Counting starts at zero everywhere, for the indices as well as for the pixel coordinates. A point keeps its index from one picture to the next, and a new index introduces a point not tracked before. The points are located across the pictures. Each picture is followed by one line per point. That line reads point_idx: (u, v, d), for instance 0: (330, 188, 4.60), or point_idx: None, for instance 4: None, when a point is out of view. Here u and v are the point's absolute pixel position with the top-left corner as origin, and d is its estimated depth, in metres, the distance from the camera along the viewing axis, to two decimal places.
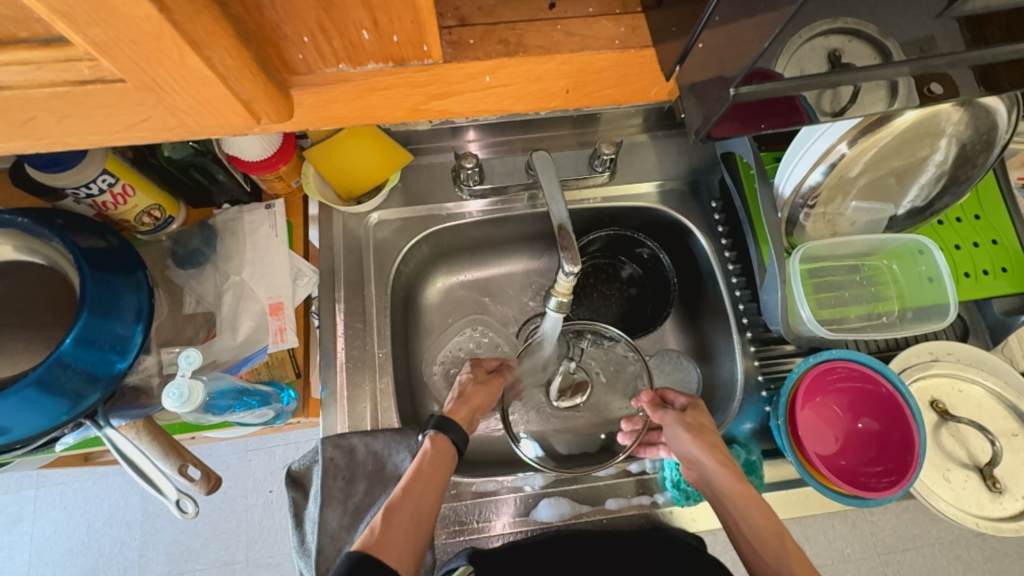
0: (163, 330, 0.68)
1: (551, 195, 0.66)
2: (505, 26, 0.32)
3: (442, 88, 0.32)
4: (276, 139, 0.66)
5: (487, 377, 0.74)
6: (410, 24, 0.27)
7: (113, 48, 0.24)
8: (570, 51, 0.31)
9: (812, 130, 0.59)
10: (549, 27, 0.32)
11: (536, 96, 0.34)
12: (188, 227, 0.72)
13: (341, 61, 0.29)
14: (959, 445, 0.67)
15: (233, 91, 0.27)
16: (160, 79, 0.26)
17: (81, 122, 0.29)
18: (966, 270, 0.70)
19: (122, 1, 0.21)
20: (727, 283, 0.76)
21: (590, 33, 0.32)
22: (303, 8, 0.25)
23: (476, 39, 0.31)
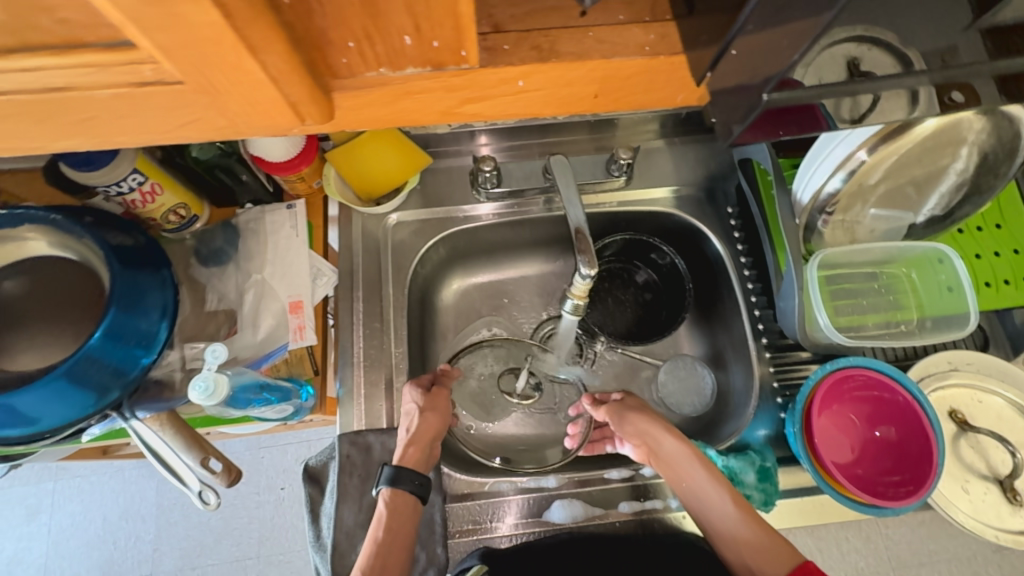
0: (187, 327, 0.70)
1: (568, 199, 0.67)
2: (539, 33, 0.32)
3: (476, 92, 0.33)
4: (299, 141, 0.67)
5: (432, 400, 0.67)
6: (450, 30, 0.28)
7: (177, 53, 0.25)
8: (601, 58, 0.32)
9: (831, 137, 0.59)
10: (581, 33, 0.32)
11: (564, 101, 0.35)
12: (212, 226, 0.74)
13: (382, 65, 0.30)
14: (978, 457, 0.66)
15: (282, 92, 0.29)
16: (216, 80, 0.28)
17: (136, 122, 0.31)
18: (987, 280, 0.69)
19: (191, 10, 0.23)
20: (742, 289, 0.76)
21: (620, 40, 0.32)
22: (351, 15, 0.26)
23: (510, 45, 0.32)
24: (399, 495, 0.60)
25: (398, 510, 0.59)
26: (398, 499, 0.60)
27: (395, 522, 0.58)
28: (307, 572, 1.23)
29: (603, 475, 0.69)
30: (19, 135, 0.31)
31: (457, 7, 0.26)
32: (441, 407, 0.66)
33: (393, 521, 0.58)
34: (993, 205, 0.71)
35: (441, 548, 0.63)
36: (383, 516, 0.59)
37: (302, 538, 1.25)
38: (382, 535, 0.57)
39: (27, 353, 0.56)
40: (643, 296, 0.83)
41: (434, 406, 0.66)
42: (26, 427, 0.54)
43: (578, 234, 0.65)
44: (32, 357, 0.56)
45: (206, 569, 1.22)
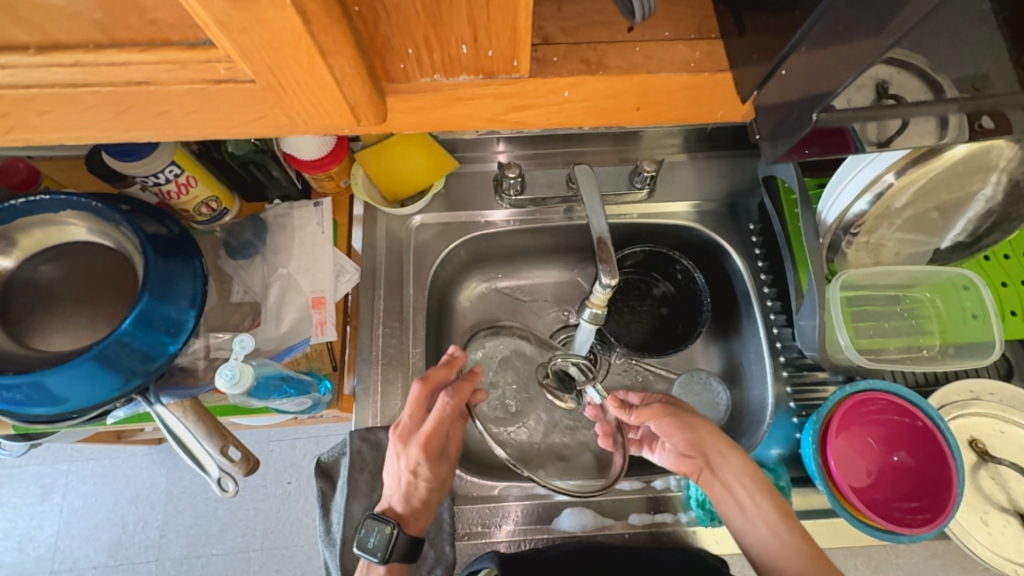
0: (212, 317, 0.71)
1: (592, 208, 0.68)
2: (587, 46, 0.33)
3: (523, 100, 0.34)
4: (330, 141, 0.69)
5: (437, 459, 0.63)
6: (506, 41, 0.29)
7: (254, 54, 0.27)
8: (647, 72, 0.33)
9: (858, 160, 0.59)
10: (629, 48, 0.33)
11: (607, 112, 0.36)
12: (241, 219, 0.76)
13: (437, 71, 0.31)
14: (999, 488, 0.65)
15: (343, 95, 0.30)
16: (286, 82, 0.29)
17: (206, 117, 0.32)
18: (1012, 308, 0.68)
19: (274, 14, 0.24)
20: (762, 305, 0.76)
21: (667, 56, 0.33)
22: (414, 24, 0.27)
23: (559, 57, 0.33)
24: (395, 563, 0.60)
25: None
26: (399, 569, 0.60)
27: None
28: (309, 566, 1.24)
29: (613, 485, 0.68)
30: (90, 125, 0.32)
31: (516, 19, 0.27)
32: (440, 473, 0.63)
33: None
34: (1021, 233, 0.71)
35: (449, 547, 0.65)
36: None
37: (306, 532, 1.26)
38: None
39: (62, 334, 0.58)
40: (660, 309, 0.83)
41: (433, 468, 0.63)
42: (55, 406, 0.56)
43: (599, 240, 0.66)
44: (67, 339, 0.58)
45: (211, 558, 1.24)
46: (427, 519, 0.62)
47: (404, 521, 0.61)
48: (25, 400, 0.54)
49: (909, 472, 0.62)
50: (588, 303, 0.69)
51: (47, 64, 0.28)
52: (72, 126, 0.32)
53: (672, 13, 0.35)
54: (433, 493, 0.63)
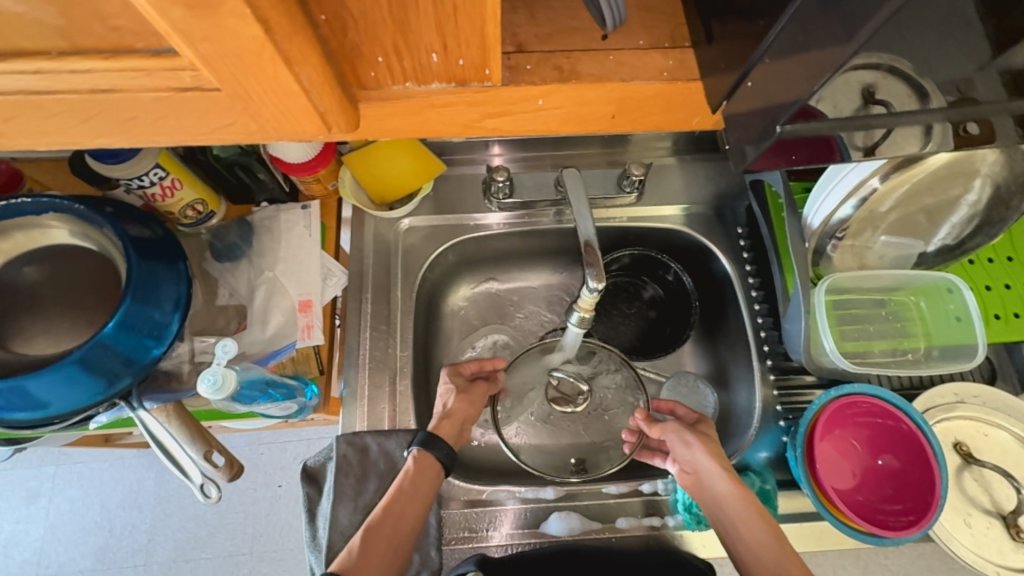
0: (197, 320, 0.71)
1: (579, 211, 0.68)
2: (561, 54, 0.33)
3: (497, 108, 0.34)
4: (317, 143, 0.69)
5: (467, 385, 0.71)
6: (476, 49, 0.29)
7: (218, 62, 0.26)
8: (620, 80, 0.33)
9: (842, 165, 0.59)
10: (602, 56, 0.33)
11: (582, 119, 0.36)
12: (227, 222, 0.75)
13: (408, 79, 0.31)
14: (982, 491, 0.65)
15: (312, 102, 0.30)
16: (252, 89, 0.29)
17: (174, 123, 0.32)
18: (996, 312, 0.69)
19: (235, 23, 0.24)
20: (749, 308, 0.76)
21: (639, 64, 0.33)
22: (381, 32, 0.27)
23: (533, 64, 0.33)
24: (426, 458, 0.62)
25: (423, 470, 0.61)
26: (425, 458, 0.61)
27: (415, 484, 0.60)
28: (299, 570, 1.23)
29: (601, 489, 0.68)
30: (57, 131, 0.32)
31: (484, 28, 0.27)
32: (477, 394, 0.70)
33: (417, 478, 0.60)
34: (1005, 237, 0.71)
35: (435, 552, 0.64)
36: (408, 471, 0.60)
37: (297, 536, 1.25)
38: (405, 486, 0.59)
39: (43, 338, 0.57)
40: (649, 312, 0.83)
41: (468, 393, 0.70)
42: (35, 411, 0.55)
43: (587, 245, 0.66)
44: (47, 343, 0.57)
45: (199, 563, 1.23)
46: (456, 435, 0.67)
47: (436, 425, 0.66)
48: (5, 404, 0.54)
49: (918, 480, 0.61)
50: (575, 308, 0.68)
51: (10, 71, 0.28)
52: (39, 132, 0.32)
53: (646, 21, 0.36)
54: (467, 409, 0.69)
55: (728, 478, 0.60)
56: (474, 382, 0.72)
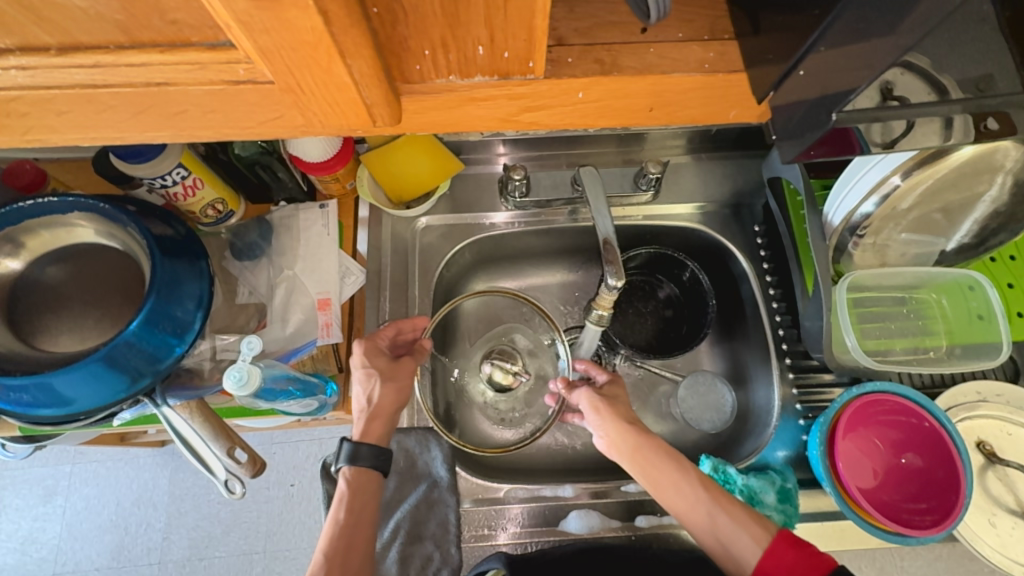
0: (218, 318, 0.71)
1: (597, 209, 0.68)
2: (601, 47, 0.33)
3: (536, 101, 0.34)
4: (336, 142, 0.69)
5: (393, 369, 0.65)
6: (523, 42, 0.29)
7: (274, 54, 0.27)
8: (661, 73, 0.33)
9: (864, 162, 0.59)
10: (643, 49, 0.33)
11: (618, 112, 0.36)
12: (246, 221, 0.76)
13: (453, 73, 0.31)
14: (1007, 491, 0.65)
15: (360, 95, 0.30)
16: (303, 82, 0.29)
17: (221, 117, 0.32)
18: (1019, 310, 0.68)
19: (296, 15, 0.24)
20: (767, 307, 0.76)
21: (680, 56, 0.33)
22: (431, 25, 0.28)
23: (574, 57, 0.33)
24: (359, 473, 0.59)
25: (360, 488, 0.59)
26: (358, 475, 0.59)
27: (357, 501, 0.58)
28: None
29: (620, 486, 0.68)
30: (106, 125, 0.33)
31: (533, 20, 0.27)
32: (402, 378, 0.65)
33: (356, 500, 0.58)
34: None
35: (455, 549, 0.63)
36: (344, 495, 0.58)
37: (309, 535, 1.26)
38: (344, 515, 0.57)
39: (70, 335, 0.58)
40: (664, 310, 0.83)
41: (394, 376, 0.64)
42: (62, 407, 0.56)
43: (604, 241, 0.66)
44: (74, 340, 0.58)
45: (213, 561, 1.24)
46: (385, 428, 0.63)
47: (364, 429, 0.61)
48: (33, 401, 0.54)
49: (873, 446, 0.64)
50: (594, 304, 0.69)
51: (68, 65, 0.28)
52: (89, 126, 0.32)
53: (684, 14, 0.35)
54: (391, 399, 0.63)
55: (648, 449, 0.62)
56: (399, 360, 0.66)
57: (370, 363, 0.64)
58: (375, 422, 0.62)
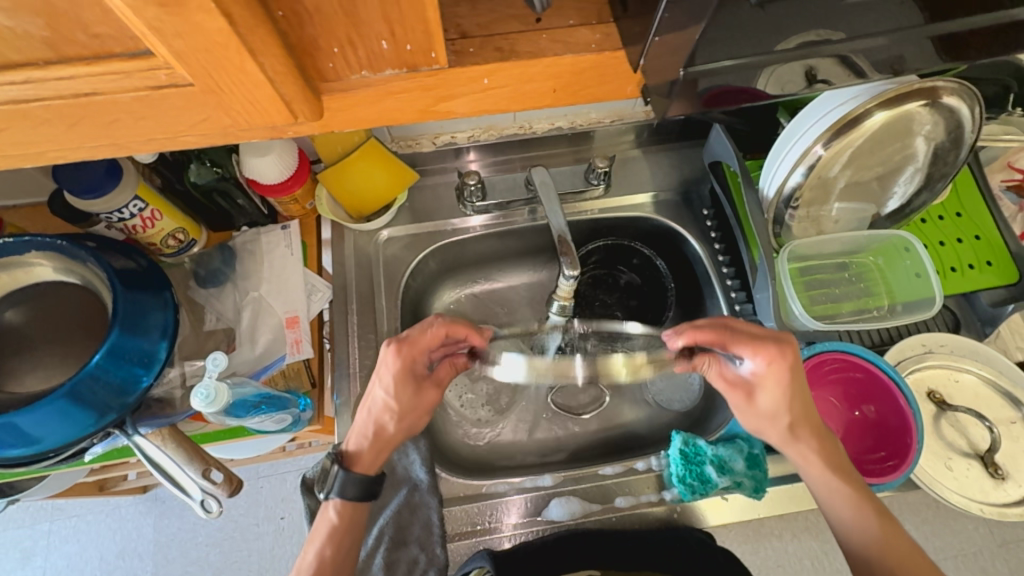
0: (186, 346, 0.72)
1: (550, 208, 0.70)
2: (499, 37, 0.37)
3: (447, 91, 0.37)
4: (291, 164, 0.71)
5: (409, 395, 0.64)
6: (422, 34, 0.32)
7: (189, 57, 0.29)
8: (555, 55, 0.36)
9: (792, 134, 0.63)
10: (537, 36, 0.37)
11: (528, 97, 0.39)
12: (209, 249, 0.77)
13: (364, 68, 0.34)
14: (959, 435, 0.68)
15: (278, 92, 0.32)
16: (222, 82, 0.31)
17: (153, 124, 0.34)
18: (952, 265, 0.74)
19: (202, 17, 0.26)
20: (722, 285, 0.79)
21: (572, 40, 0.37)
22: (334, 24, 0.30)
23: (475, 47, 0.36)
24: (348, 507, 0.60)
25: (349, 521, 0.60)
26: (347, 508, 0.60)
27: (344, 534, 0.59)
28: None
29: (597, 470, 0.69)
30: (44, 142, 0.34)
31: (425, 13, 0.30)
32: (414, 409, 0.64)
33: (342, 535, 0.59)
34: (951, 197, 0.77)
35: (440, 549, 0.64)
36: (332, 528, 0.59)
37: None
38: (330, 552, 0.58)
39: (34, 374, 0.58)
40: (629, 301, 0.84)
41: (406, 408, 0.64)
42: (29, 447, 0.56)
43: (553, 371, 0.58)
44: (38, 378, 0.58)
45: None
46: (381, 455, 0.63)
47: (359, 461, 0.62)
48: None
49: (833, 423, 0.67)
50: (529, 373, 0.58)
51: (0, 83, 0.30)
52: (28, 144, 0.34)
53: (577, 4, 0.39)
54: (399, 430, 0.64)
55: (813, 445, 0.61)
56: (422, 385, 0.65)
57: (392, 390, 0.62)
58: (374, 450, 0.63)
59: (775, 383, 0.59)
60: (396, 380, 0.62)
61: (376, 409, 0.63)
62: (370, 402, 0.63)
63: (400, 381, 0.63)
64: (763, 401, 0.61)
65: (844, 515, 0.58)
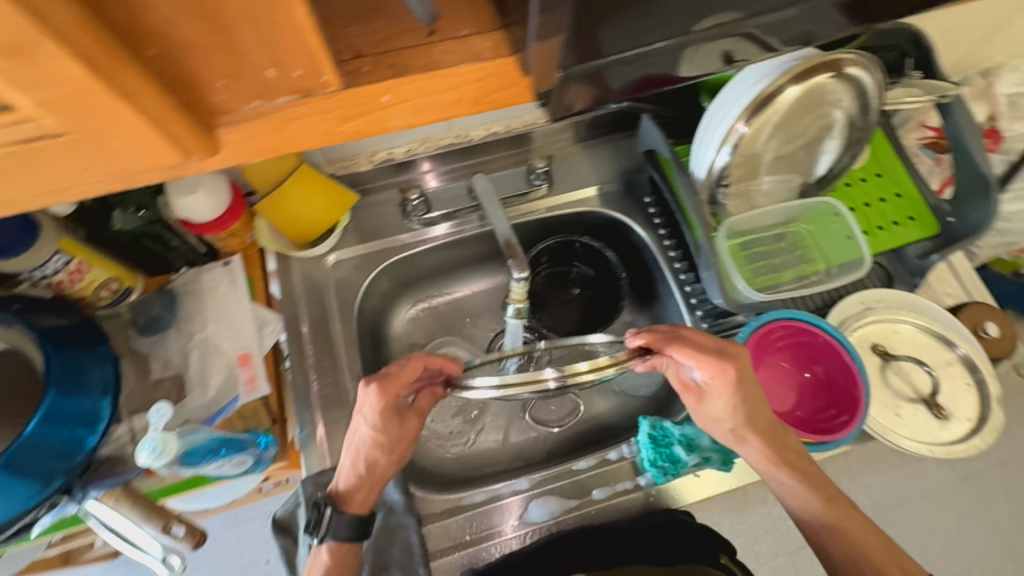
0: (132, 399, 0.69)
1: (494, 214, 0.71)
2: (393, 53, 0.37)
3: (350, 111, 0.37)
4: (224, 198, 0.69)
5: (395, 428, 0.62)
6: (307, 59, 0.31)
7: (57, 106, 0.28)
8: (449, 68, 0.37)
9: (715, 115, 0.65)
10: (430, 50, 0.37)
11: (434, 110, 0.39)
12: (147, 295, 0.74)
13: (256, 97, 0.34)
14: (904, 382, 0.72)
15: (163, 131, 0.32)
16: (99, 126, 0.30)
17: (41, 175, 0.33)
18: (879, 224, 0.79)
19: (56, 64, 0.25)
20: (671, 269, 0.81)
21: (465, 50, 0.38)
22: (210, 56, 0.30)
23: (368, 67, 0.37)
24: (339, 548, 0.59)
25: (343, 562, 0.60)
26: (340, 549, 0.59)
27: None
28: None
29: (571, 466, 0.70)
30: None
31: (304, 38, 0.30)
32: (400, 443, 0.63)
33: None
34: (868, 159, 0.83)
35: (423, 569, 0.62)
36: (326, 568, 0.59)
37: None
38: None
39: None
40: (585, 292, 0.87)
41: (393, 441, 0.62)
42: None
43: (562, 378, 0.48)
44: None
45: None
46: (370, 493, 0.62)
47: (347, 499, 0.61)
48: None
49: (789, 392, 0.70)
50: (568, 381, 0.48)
51: None
52: None
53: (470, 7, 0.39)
54: (385, 465, 0.63)
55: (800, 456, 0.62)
56: (405, 418, 0.64)
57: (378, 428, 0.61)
58: (361, 487, 0.62)
59: (726, 394, 0.59)
60: (384, 419, 0.61)
61: (363, 448, 0.61)
62: (356, 436, 0.61)
63: (386, 419, 0.61)
64: (711, 405, 0.61)
65: (799, 499, 0.60)
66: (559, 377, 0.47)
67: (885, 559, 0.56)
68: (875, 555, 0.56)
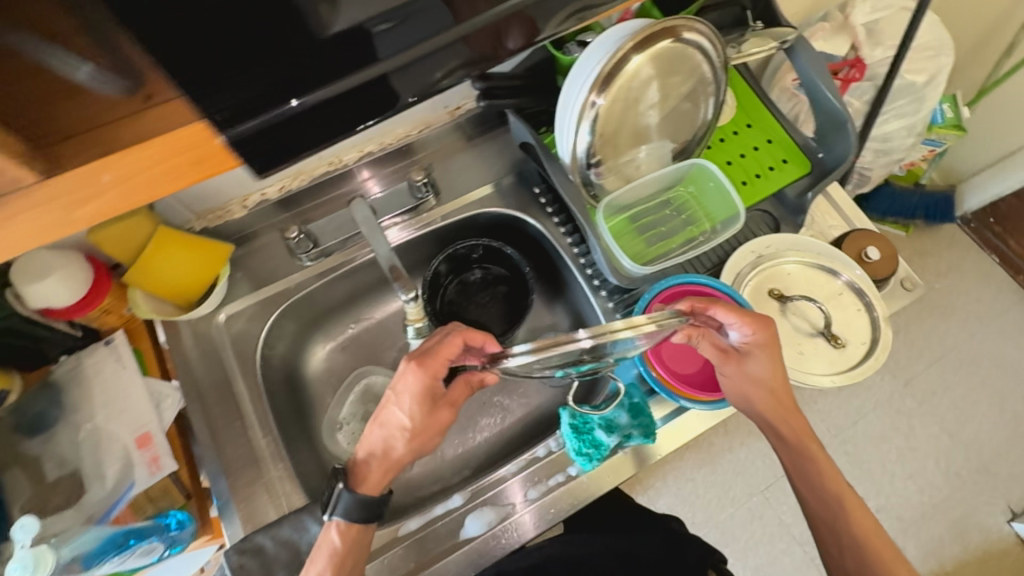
0: (27, 508, 0.64)
1: (374, 238, 0.69)
2: (85, 133, 0.30)
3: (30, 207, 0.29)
4: (84, 278, 0.65)
5: (425, 417, 0.64)
6: None
7: None
8: (154, 135, 0.30)
9: (569, 96, 0.64)
10: (131, 123, 0.30)
11: (169, 177, 0.32)
12: (27, 393, 0.69)
13: None
14: (802, 320, 0.75)
15: None
16: None
17: None
18: (757, 171, 0.82)
19: None
20: (570, 254, 0.81)
21: (172, 115, 0.31)
22: None
23: (53, 152, 0.29)
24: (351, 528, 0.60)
25: (354, 539, 0.61)
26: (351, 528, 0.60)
27: (349, 557, 0.59)
28: None
29: (502, 472, 0.70)
30: None
31: None
32: (425, 432, 0.65)
33: (344, 560, 0.59)
34: (737, 111, 0.86)
35: None
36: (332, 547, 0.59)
37: None
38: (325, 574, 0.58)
39: None
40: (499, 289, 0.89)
41: (424, 428, 0.64)
42: None
43: (594, 334, 0.47)
44: None
45: None
46: (384, 475, 0.63)
47: (361, 482, 0.62)
48: None
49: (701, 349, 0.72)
50: (600, 336, 0.47)
51: None
52: None
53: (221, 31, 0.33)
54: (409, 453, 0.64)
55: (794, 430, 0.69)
56: (436, 406, 0.65)
57: (410, 409, 0.63)
58: (378, 472, 0.63)
59: (767, 352, 0.65)
60: (414, 399, 0.63)
61: (394, 431, 0.64)
62: (389, 407, 0.64)
63: (417, 400, 0.63)
64: (751, 366, 0.66)
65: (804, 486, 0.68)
66: (593, 334, 0.47)
67: (876, 533, 0.64)
68: (867, 530, 0.64)
